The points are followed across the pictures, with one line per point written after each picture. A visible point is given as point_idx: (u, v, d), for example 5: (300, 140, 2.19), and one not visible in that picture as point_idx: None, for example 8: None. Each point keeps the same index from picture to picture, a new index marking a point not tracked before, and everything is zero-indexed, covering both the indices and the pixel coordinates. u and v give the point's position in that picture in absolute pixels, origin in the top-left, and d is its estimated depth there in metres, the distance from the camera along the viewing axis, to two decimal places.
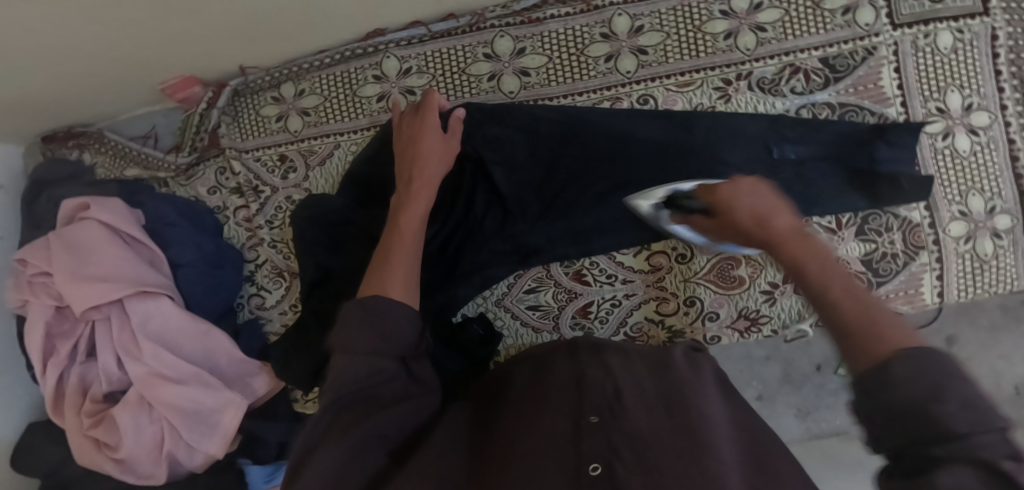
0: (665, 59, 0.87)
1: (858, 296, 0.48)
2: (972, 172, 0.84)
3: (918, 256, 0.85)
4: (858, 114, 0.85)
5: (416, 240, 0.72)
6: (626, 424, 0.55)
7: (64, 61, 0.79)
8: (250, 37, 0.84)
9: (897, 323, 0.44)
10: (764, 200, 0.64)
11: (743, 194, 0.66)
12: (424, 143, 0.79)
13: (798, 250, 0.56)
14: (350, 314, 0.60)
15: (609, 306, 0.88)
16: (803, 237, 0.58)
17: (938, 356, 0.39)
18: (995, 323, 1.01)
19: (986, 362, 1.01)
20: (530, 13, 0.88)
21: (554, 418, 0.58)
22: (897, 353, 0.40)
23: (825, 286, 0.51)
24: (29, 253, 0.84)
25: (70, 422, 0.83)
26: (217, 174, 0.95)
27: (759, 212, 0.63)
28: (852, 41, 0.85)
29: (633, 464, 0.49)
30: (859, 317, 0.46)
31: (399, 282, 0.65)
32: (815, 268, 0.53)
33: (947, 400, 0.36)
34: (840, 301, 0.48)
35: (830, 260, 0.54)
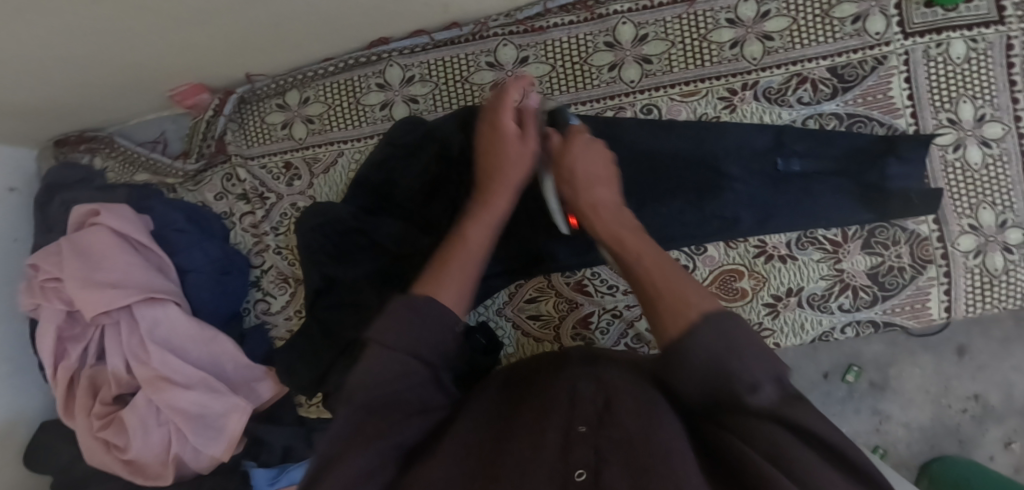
0: (670, 68, 0.86)
1: (663, 270, 0.59)
2: (983, 185, 0.83)
3: (926, 269, 0.84)
4: (866, 125, 0.84)
5: (482, 251, 0.67)
6: (615, 432, 0.51)
7: (70, 69, 0.79)
8: (254, 46, 0.84)
9: (696, 291, 0.55)
10: (590, 169, 0.73)
11: (580, 158, 0.73)
12: (507, 139, 0.74)
13: (610, 222, 0.68)
14: (400, 315, 0.54)
15: (609, 317, 0.88)
16: (620, 211, 0.70)
17: (725, 313, 0.50)
18: (1008, 333, 0.99)
19: (1000, 373, 0.99)
20: (533, 22, 0.87)
21: (546, 426, 0.53)
22: (698, 323, 0.50)
23: (628, 248, 0.64)
24: (40, 259, 0.85)
25: (81, 423, 0.85)
26: (223, 180, 0.97)
27: (581, 177, 0.72)
28: (862, 50, 0.83)
29: (623, 476, 0.45)
30: (675, 290, 0.56)
31: (452, 284, 0.60)
32: (625, 238, 0.65)
33: (738, 359, 0.48)
34: (651, 268, 0.60)
35: (637, 227, 0.68)
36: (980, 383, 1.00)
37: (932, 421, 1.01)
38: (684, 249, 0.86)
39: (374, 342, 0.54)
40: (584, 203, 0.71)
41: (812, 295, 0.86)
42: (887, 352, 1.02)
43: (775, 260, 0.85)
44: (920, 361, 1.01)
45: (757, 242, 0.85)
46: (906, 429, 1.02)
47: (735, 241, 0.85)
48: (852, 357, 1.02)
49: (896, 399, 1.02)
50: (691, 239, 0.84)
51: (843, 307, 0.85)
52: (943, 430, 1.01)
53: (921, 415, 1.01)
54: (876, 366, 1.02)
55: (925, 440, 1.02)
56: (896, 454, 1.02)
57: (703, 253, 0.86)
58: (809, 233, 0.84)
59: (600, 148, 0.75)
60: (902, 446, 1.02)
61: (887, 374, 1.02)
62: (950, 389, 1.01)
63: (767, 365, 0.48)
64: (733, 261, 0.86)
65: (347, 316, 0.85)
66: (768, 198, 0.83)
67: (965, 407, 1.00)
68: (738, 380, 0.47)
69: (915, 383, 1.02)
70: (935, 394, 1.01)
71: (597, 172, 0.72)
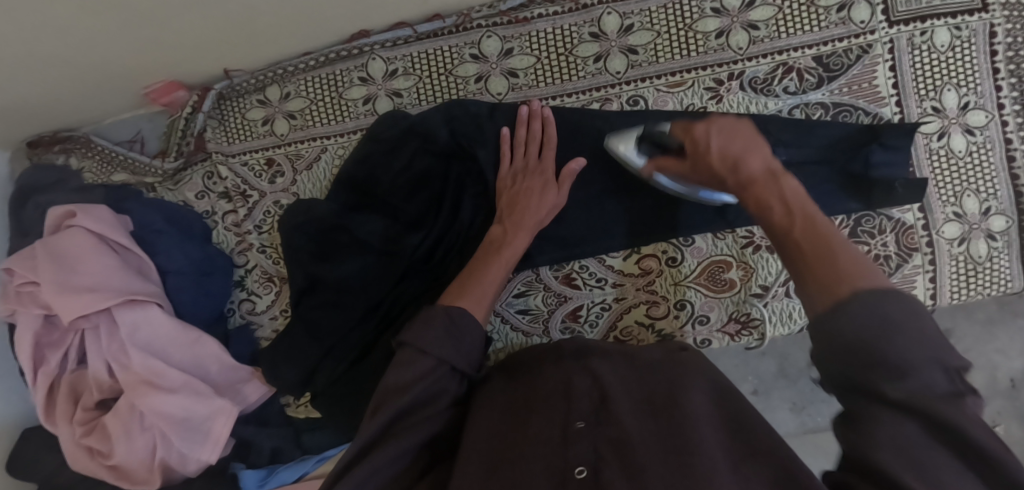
0: (656, 58, 0.85)
1: (827, 244, 0.51)
2: (968, 172, 0.83)
3: (912, 258, 0.84)
4: (852, 114, 0.84)
5: (505, 268, 0.76)
6: (611, 428, 0.56)
7: (42, 67, 0.77)
8: (232, 41, 0.82)
9: (855, 260, 0.49)
10: (733, 142, 0.64)
11: (711, 135, 0.66)
12: (527, 162, 0.83)
13: (766, 195, 0.59)
14: (437, 316, 0.64)
15: (599, 310, 0.88)
16: (773, 179, 0.60)
17: (886, 294, 0.44)
18: (991, 315, 1.01)
19: (983, 355, 1.01)
20: (516, 13, 0.86)
21: (543, 422, 0.59)
22: (861, 303, 0.44)
23: (780, 220, 0.56)
24: (15, 263, 0.82)
25: (62, 429, 0.84)
26: (204, 178, 0.95)
27: (729, 152, 0.64)
28: (847, 39, 0.83)
29: (621, 473, 0.51)
30: (837, 263, 0.49)
31: (476, 297, 0.70)
32: (777, 208, 0.57)
33: (898, 343, 0.42)
34: (800, 240, 0.53)
35: (801, 194, 0.58)
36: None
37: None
38: (672, 240, 0.85)
39: (408, 346, 0.62)
40: (739, 182, 0.62)
41: None
42: None
43: (763, 249, 0.85)
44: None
45: (745, 232, 0.84)
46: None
47: (723, 232, 0.84)
48: None
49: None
50: (679, 230, 0.84)
51: None
52: None
53: None
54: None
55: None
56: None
57: (691, 245, 0.85)
58: None
59: (729, 122, 0.66)
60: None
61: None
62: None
63: (928, 350, 0.42)
64: (722, 251, 0.85)
65: (330, 315, 0.85)
66: None
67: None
68: (891, 361, 0.42)
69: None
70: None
71: (739, 146, 0.64)
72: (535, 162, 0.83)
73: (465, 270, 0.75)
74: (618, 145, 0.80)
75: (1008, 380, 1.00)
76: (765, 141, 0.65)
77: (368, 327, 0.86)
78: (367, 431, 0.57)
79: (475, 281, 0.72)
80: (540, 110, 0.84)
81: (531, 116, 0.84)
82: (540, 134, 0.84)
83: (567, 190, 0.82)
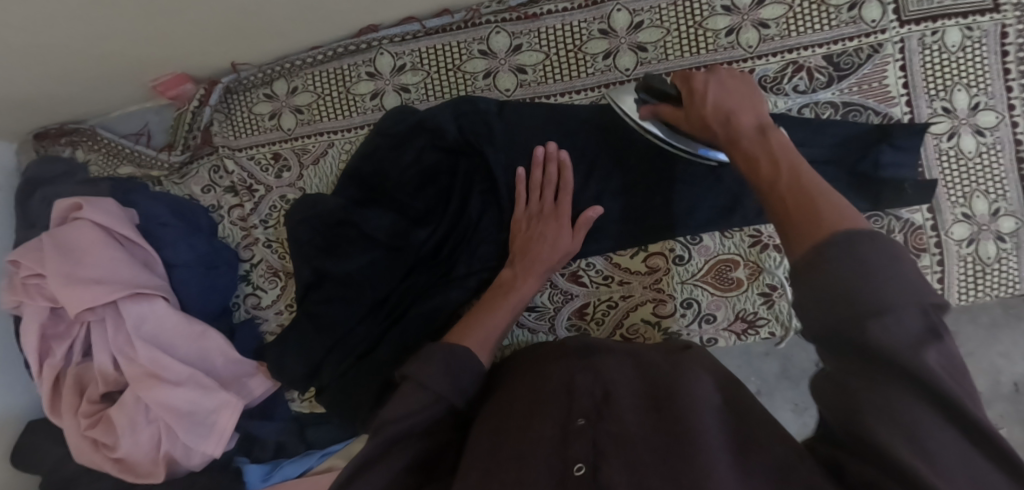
0: (665, 56, 0.85)
1: (795, 187, 0.50)
2: (977, 173, 0.83)
3: (920, 258, 0.84)
4: (861, 114, 0.83)
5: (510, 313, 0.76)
6: (613, 425, 0.56)
7: (50, 59, 0.77)
8: (239, 34, 0.82)
9: (837, 205, 0.46)
10: (728, 98, 0.67)
11: (707, 88, 0.69)
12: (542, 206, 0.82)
13: (750, 147, 0.59)
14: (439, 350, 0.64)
15: (605, 308, 0.87)
16: (758, 133, 0.60)
17: (874, 237, 0.41)
18: (995, 319, 1.01)
19: (987, 359, 1.01)
20: (525, 9, 0.86)
21: (543, 420, 0.59)
22: (832, 241, 0.42)
23: (762, 174, 0.55)
24: (21, 254, 0.82)
25: (67, 421, 0.84)
26: (210, 172, 0.94)
27: (721, 106, 0.66)
28: (857, 38, 0.83)
29: (621, 470, 0.50)
30: (810, 208, 0.47)
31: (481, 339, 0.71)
32: (762, 161, 0.56)
33: (866, 287, 0.39)
34: (782, 188, 0.51)
35: (786, 144, 0.57)
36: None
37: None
38: (680, 239, 0.85)
39: (407, 380, 0.62)
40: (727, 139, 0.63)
41: None
42: None
43: (772, 248, 0.84)
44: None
45: (752, 231, 0.84)
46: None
47: (731, 230, 0.84)
48: None
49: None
50: (687, 229, 0.83)
51: None
52: None
53: None
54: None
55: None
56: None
57: (698, 243, 0.85)
58: None
59: (723, 80, 0.69)
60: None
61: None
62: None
63: (899, 291, 0.38)
64: (729, 250, 0.85)
65: (336, 310, 0.85)
66: None
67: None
68: (862, 307, 0.38)
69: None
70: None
71: (732, 103, 0.66)
72: (550, 206, 0.82)
73: (472, 310, 0.77)
74: (621, 99, 0.82)
75: (1011, 384, 1.01)
76: (763, 102, 0.66)
77: (374, 322, 0.86)
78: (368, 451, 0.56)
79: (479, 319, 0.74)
80: (558, 155, 0.82)
81: (548, 159, 0.82)
82: (556, 179, 0.82)
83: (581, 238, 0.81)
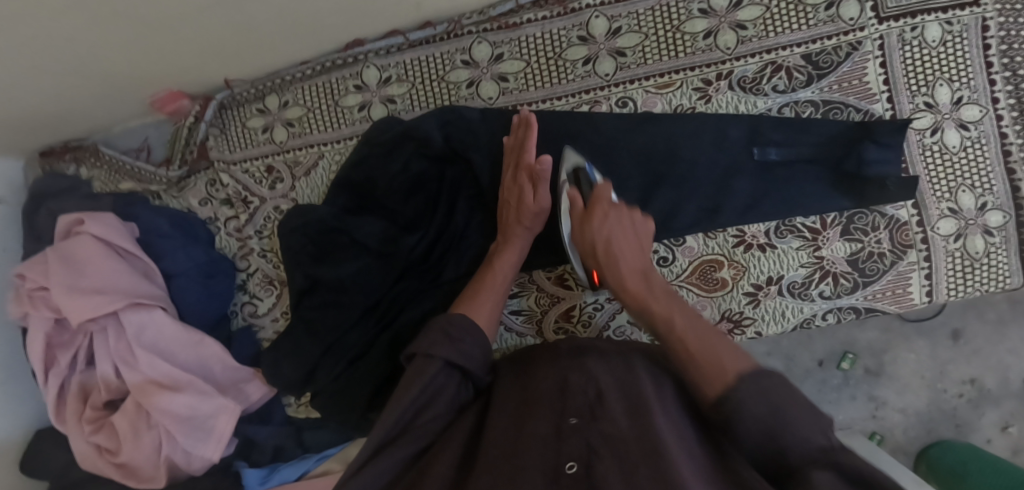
0: (644, 60, 0.86)
1: (698, 336, 0.60)
2: (962, 167, 0.82)
3: (907, 255, 0.83)
4: (842, 112, 0.83)
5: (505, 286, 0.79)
6: (603, 424, 0.57)
7: (52, 83, 0.81)
8: (228, 51, 0.85)
9: (728, 348, 0.58)
10: (620, 236, 0.74)
11: (607, 231, 0.74)
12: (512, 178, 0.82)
13: (642, 298, 0.68)
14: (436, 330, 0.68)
15: (591, 310, 0.89)
16: (643, 277, 0.71)
17: (762, 374, 0.53)
18: (1001, 315, 1.09)
19: (994, 356, 1.08)
20: (506, 18, 0.88)
21: (537, 420, 0.60)
22: (737, 386, 0.52)
23: (657, 311, 0.66)
24: (27, 267, 0.86)
25: (73, 427, 0.88)
26: (207, 186, 0.97)
27: (609, 247, 0.73)
28: (836, 36, 0.83)
29: (610, 466, 0.52)
30: (709, 353, 0.58)
31: (486, 316, 0.75)
32: (652, 307, 0.67)
33: (791, 436, 0.50)
34: (686, 335, 0.61)
35: (666, 290, 0.69)
36: (974, 368, 1.09)
37: (927, 406, 1.10)
38: (664, 241, 0.86)
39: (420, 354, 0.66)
40: (614, 280, 0.72)
41: (792, 283, 0.85)
42: (882, 339, 1.11)
43: (754, 248, 0.85)
44: (915, 346, 1.10)
45: (735, 231, 0.85)
46: (902, 414, 1.11)
47: (714, 231, 0.85)
48: (847, 346, 1.11)
49: (890, 384, 1.11)
50: (668, 230, 0.85)
51: (824, 294, 0.85)
52: (939, 415, 1.10)
53: (917, 400, 1.10)
54: (871, 353, 1.11)
55: (921, 425, 1.10)
56: (893, 440, 1.11)
57: (682, 244, 0.86)
58: (788, 221, 0.84)
59: (632, 224, 0.76)
60: (899, 430, 1.11)
61: (883, 360, 1.11)
62: (946, 373, 1.10)
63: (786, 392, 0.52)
64: (713, 251, 0.86)
65: (329, 316, 0.87)
66: (746, 185, 0.84)
67: (962, 392, 1.09)
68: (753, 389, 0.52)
69: (909, 369, 1.10)
70: (930, 379, 1.10)
71: (621, 233, 0.74)
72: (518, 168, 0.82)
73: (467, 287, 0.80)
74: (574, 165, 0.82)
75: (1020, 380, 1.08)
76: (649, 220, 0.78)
77: (367, 327, 0.88)
78: (376, 435, 0.60)
79: (474, 289, 0.78)
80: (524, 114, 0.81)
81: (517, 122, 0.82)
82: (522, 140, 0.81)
83: (547, 192, 0.80)
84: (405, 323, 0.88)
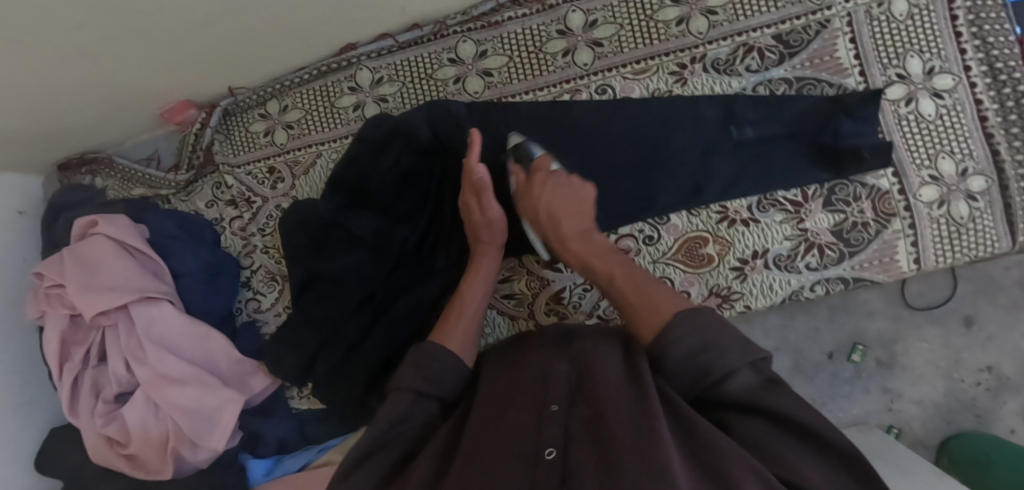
0: (621, 49, 0.90)
1: (635, 284, 0.70)
2: (940, 134, 0.83)
3: (891, 223, 0.84)
4: (816, 87, 0.86)
5: (480, 299, 0.81)
6: (583, 410, 0.58)
7: (72, 99, 0.87)
8: (232, 62, 0.91)
9: (668, 299, 0.66)
10: (559, 199, 0.81)
11: (545, 189, 0.81)
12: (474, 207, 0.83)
13: (595, 257, 0.76)
14: (408, 363, 0.69)
15: (581, 291, 0.90)
16: (588, 239, 0.79)
17: (698, 312, 0.61)
18: (1014, 300, 1.04)
19: (1010, 343, 1.04)
20: (488, 17, 0.93)
21: (520, 408, 0.60)
22: (669, 323, 0.61)
23: (603, 270, 0.75)
24: (45, 267, 0.91)
25: (85, 421, 0.91)
26: (213, 188, 1.03)
27: (553, 211, 0.80)
28: (804, 16, 0.86)
29: (587, 452, 0.53)
30: (647, 301, 0.67)
31: (460, 336, 0.75)
32: (595, 262, 0.76)
33: (716, 353, 0.57)
34: (629, 291, 0.70)
35: (605, 249, 0.78)
36: (991, 355, 1.05)
37: (945, 396, 1.06)
38: (649, 220, 0.88)
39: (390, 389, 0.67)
40: (561, 238, 0.80)
41: (778, 256, 0.86)
42: (892, 330, 1.07)
43: (738, 223, 0.87)
44: (927, 335, 1.07)
45: (718, 207, 0.87)
46: (919, 407, 1.06)
47: (697, 208, 0.87)
48: (856, 336, 1.08)
49: (905, 376, 1.07)
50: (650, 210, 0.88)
51: (811, 266, 0.86)
52: (957, 405, 1.06)
53: (933, 391, 1.06)
54: (882, 344, 1.08)
55: (941, 416, 1.06)
56: (912, 433, 1.07)
57: (666, 223, 0.88)
58: (769, 195, 0.86)
59: (564, 181, 0.82)
60: (917, 423, 1.06)
61: (894, 351, 1.07)
62: (962, 362, 1.06)
63: (738, 353, 0.57)
64: (698, 228, 0.88)
65: (326, 308, 0.90)
66: (728, 164, 0.86)
67: (979, 380, 1.05)
68: (714, 373, 0.57)
69: (924, 359, 1.07)
70: (945, 369, 1.06)
71: (568, 203, 0.81)
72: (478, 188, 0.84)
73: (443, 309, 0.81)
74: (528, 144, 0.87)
75: None
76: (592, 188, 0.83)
77: (361, 318, 0.90)
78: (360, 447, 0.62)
79: (451, 315, 0.78)
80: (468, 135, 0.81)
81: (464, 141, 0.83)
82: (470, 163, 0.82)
83: (492, 198, 0.81)
84: (400, 310, 0.90)
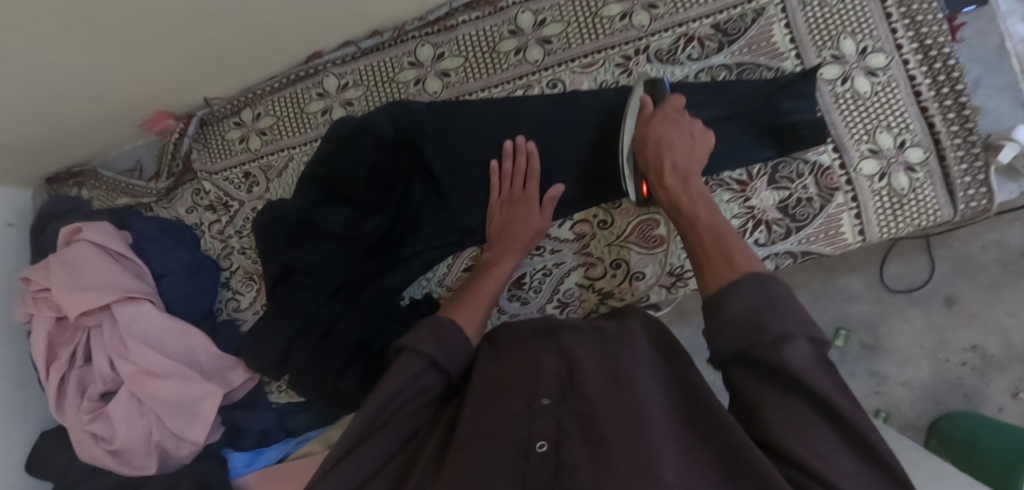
0: (569, 45, 0.95)
1: (712, 231, 0.70)
2: (877, 110, 0.87)
3: (835, 197, 0.87)
4: (754, 71, 0.90)
5: (496, 289, 0.83)
6: (575, 404, 0.59)
7: (57, 113, 0.93)
8: (205, 74, 0.97)
9: (744, 254, 0.66)
10: (678, 139, 0.81)
11: (664, 126, 0.82)
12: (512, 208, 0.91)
13: (681, 198, 0.77)
14: (428, 323, 0.70)
15: (541, 276, 0.95)
16: (685, 182, 0.78)
17: (761, 276, 0.60)
18: (995, 280, 1.04)
19: (994, 320, 1.04)
20: (443, 22, 0.98)
21: (515, 398, 0.61)
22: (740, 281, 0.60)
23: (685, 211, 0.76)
24: (32, 272, 0.97)
25: (72, 418, 0.95)
26: (192, 195, 1.10)
27: (657, 142, 0.81)
28: (740, 5, 0.90)
29: (578, 446, 0.55)
30: (718, 254, 0.67)
31: (470, 318, 0.76)
32: (682, 202, 0.76)
33: (772, 318, 0.56)
34: (704, 237, 0.71)
35: (701, 193, 0.77)
36: (976, 334, 1.04)
37: (932, 378, 1.06)
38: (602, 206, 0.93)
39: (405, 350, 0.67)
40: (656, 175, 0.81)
41: None
42: (873, 312, 1.08)
43: None
44: (909, 316, 1.07)
45: None
46: (907, 387, 1.07)
47: None
48: (840, 321, 1.09)
49: (890, 358, 1.08)
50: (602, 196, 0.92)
51: (761, 242, 0.88)
52: (945, 386, 1.05)
53: (919, 373, 1.06)
54: (865, 327, 1.09)
55: (929, 398, 1.06)
56: (901, 416, 1.07)
57: (618, 207, 0.92)
58: (716, 176, 0.89)
59: (691, 130, 0.82)
60: (905, 406, 1.07)
61: (877, 334, 1.08)
62: (946, 342, 1.05)
63: (796, 320, 0.55)
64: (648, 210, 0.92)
65: (300, 299, 0.94)
66: None
67: (964, 360, 1.04)
68: (770, 334, 0.55)
69: (907, 340, 1.07)
70: (930, 349, 1.06)
71: (677, 140, 0.81)
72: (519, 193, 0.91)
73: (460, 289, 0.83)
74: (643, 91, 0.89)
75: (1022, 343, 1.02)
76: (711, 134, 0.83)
77: (333, 308, 0.94)
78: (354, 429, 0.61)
79: (470, 297, 0.80)
80: (527, 145, 0.92)
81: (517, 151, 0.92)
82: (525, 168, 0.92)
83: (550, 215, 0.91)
84: (367, 299, 0.94)
